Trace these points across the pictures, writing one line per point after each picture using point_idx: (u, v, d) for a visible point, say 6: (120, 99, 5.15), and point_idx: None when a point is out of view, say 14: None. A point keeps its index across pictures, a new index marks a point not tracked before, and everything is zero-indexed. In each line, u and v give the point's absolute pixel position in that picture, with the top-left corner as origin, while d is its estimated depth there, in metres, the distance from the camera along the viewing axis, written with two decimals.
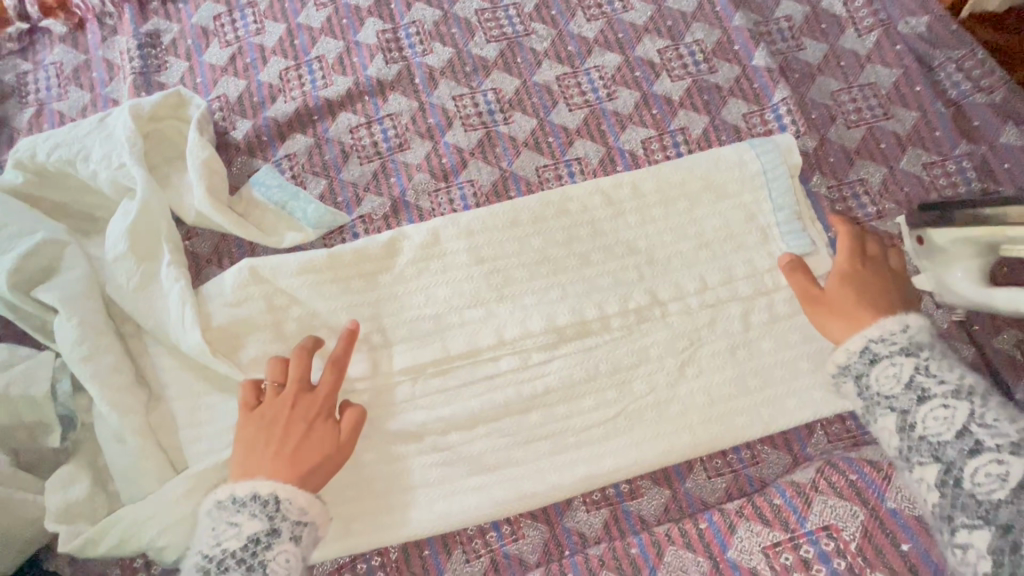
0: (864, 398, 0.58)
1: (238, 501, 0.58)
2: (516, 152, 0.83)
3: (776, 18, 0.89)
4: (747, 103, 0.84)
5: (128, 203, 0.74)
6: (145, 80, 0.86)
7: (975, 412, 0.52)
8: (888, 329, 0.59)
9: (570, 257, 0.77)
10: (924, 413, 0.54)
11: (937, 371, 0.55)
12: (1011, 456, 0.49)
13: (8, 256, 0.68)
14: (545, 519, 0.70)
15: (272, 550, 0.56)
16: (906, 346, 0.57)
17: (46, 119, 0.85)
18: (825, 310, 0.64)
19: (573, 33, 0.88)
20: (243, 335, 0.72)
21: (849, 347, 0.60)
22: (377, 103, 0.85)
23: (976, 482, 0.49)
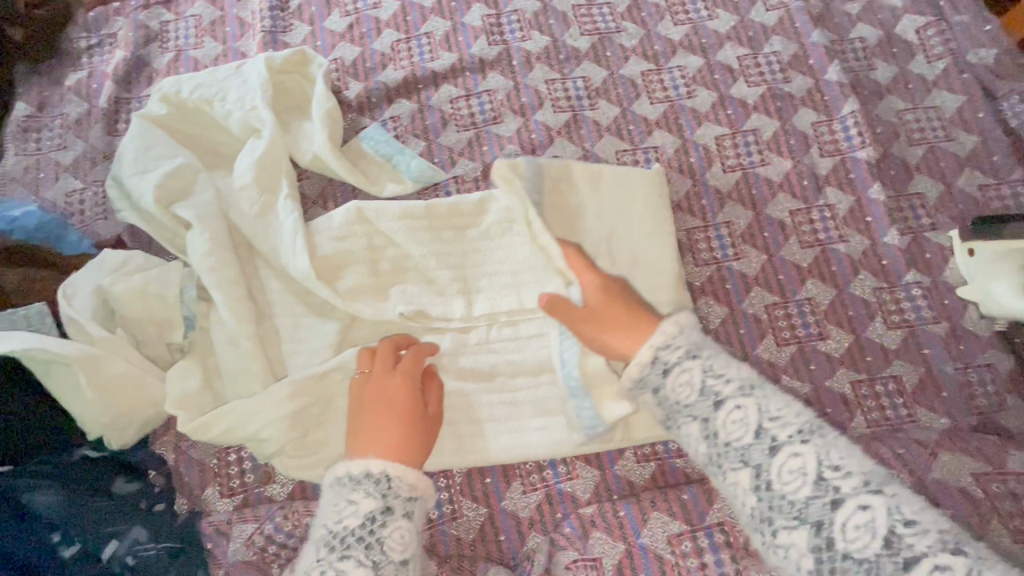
0: (666, 407, 0.60)
1: (353, 479, 0.61)
2: (598, 135, 0.91)
3: (851, 38, 0.95)
4: (817, 113, 0.91)
5: (257, 142, 0.83)
6: (273, 38, 0.96)
7: (763, 409, 0.56)
8: (671, 333, 0.61)
9: (644, 224, 0.81)
10: (722, 418, 0.56)
11: (721, 370, 0.58)
12: (801, 445, 0.53)
13: (155, 175, 0.79)
14: (598, 463, 0.77)
15: (388, 526, 0.59)
16: (688, 349, 0.60)
17: (182, 64, 0.95)
18: (609, 327, 0.67)
19: (660, 34, 0.96)
20: (344, 266, 0.81)
21: (640, 359, 0.61)
22: (477, 79, 0.93)
23: (784, 480, 0.53)
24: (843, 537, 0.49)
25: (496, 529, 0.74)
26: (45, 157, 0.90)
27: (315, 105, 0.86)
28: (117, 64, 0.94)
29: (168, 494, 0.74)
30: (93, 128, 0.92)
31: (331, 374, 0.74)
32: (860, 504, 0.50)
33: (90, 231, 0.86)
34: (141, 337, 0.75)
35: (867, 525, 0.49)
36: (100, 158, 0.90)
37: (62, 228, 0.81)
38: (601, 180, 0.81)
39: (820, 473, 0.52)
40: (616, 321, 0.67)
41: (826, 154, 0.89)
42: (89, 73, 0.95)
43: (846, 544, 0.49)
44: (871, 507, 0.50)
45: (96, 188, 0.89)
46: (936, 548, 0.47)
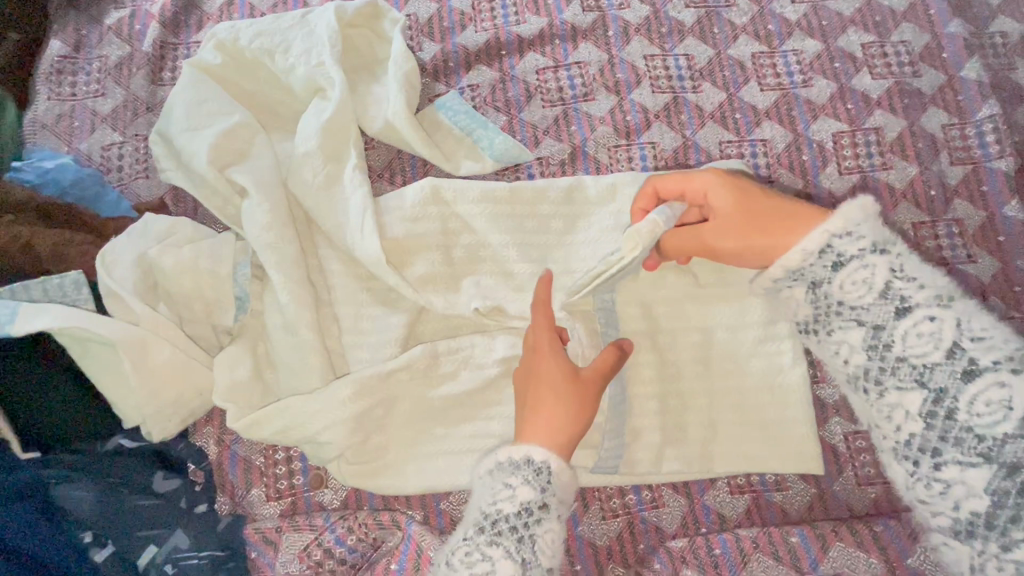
0: (819, 305, 0.52)
1: (513, 463, 0.53)
2: (700, 123, 0.81)
3: (991, 32, 0.84)
4: (949, 114, 0.81)
5: (325, 104, 0.73)
6: None
7: (897, 269, 0.49)
8: (852, 219, 0.51)
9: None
10: (844, 277, 0.51)
11: (983, 333, 0.47)
12: (940, 308, 0.48)
13: (210, 132, 0.69)
14: (686, 491, 0.69)
15: (542, 526, 0.51)
16: (874, 242, 0.50)
17: (236, 9, 0.85)
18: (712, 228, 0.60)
19: (775, 13, 0.85)
20: (414, 251, 0.71)
21: (805, 246, 0.52)
22: (567, 48, 0.83)
23: (909, 345, 0.48)
24: (968, 411, 0.45)
25: (572, 558, 0.66)
26: (81, 104, 0.80)
27: (391, 65, 0.76)
28: (163, 5, 0.84)
29: (210, 493, 0.66)
30: (135, 75, 0.82)
31: (397, 373, 0.65)
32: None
33: (130, 191, 0.77)
34: (187, 316, 0.67)
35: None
36: (142, 110, 0.81)
37: (100, 184, 0.73)
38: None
39: (891, 283, 0.49)
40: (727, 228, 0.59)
41: (957, 162, 0.79)
42: (131, 12, 0.85)
43: (970, 417, 0.45)
44: (940, 319, 0.47)
45: (137, 143, 0.79)
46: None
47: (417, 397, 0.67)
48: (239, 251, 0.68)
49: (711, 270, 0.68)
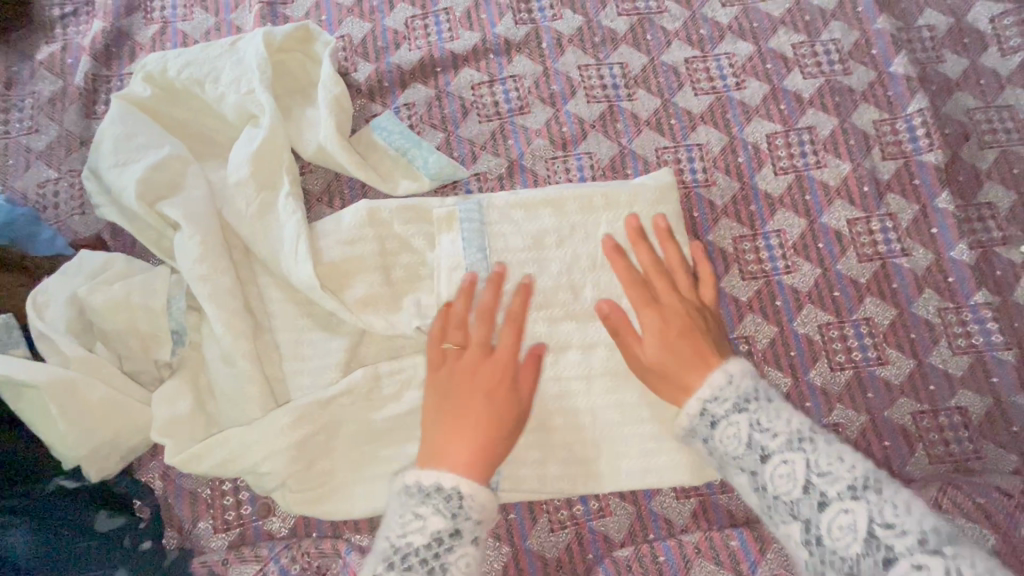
0: (715, 457, 0.52)
1: (422, 490, 0.53)
2: (636, 131, 0.81)
3: (919, 26, 0.86)
4: (880, 110, 0.82)
5: (257, 131, 0.73)
6: (272, 11, 0.85)
7: (756, 420, 0.50)
8: (717, 384, 0.52)
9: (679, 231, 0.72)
10: (720, 435, 0.51)
11: (768, 424, 0.49)
12: (795, 448, 0.48)
13: (138, 166, 0.69)
14: (632, 499, 0.69)
15: (455, 552, 0.50)
16: (736, 401, 0.51)
17: (169, 38, 0.85)
18: (675, 363, 0.58)
19: (706, 17, 0.86)
20: (352, 274, 0.71)
21: (686, 409, 0.53)
22: (502, 62, 0.83)
23: (775, 484, 0.48)
24: (827, 535, 0.45)
25: (521, 571, 0.67)
26: (14, 142, 0.80)
27: (324, 89, 0.75)
28: (94, 37, 0.84)
29: (155, 530, 0.66)
30: (68, 110, 0.81)
31: (339, 399, 0.66)
32: (843, 506, 0.45)
33: (67, 228, 0.77)
34: (125, 352, 0.67)
35: (851, 526, 0.44)
36: (76, 145, 0.80)
37: (33, 225, 0.71)
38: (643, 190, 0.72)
39: (755, 434, 0.49)
40: (666, 372, 0.59)
41: (889, 157, 0.80)
42: (62, 46, 0.84)
43: (829, 541, 0.45)
44: (793, 460, 0.47)
45: (72, 178, 0.79)
46: (845, 493, 0.45)
47: (360, 420, 0.67)
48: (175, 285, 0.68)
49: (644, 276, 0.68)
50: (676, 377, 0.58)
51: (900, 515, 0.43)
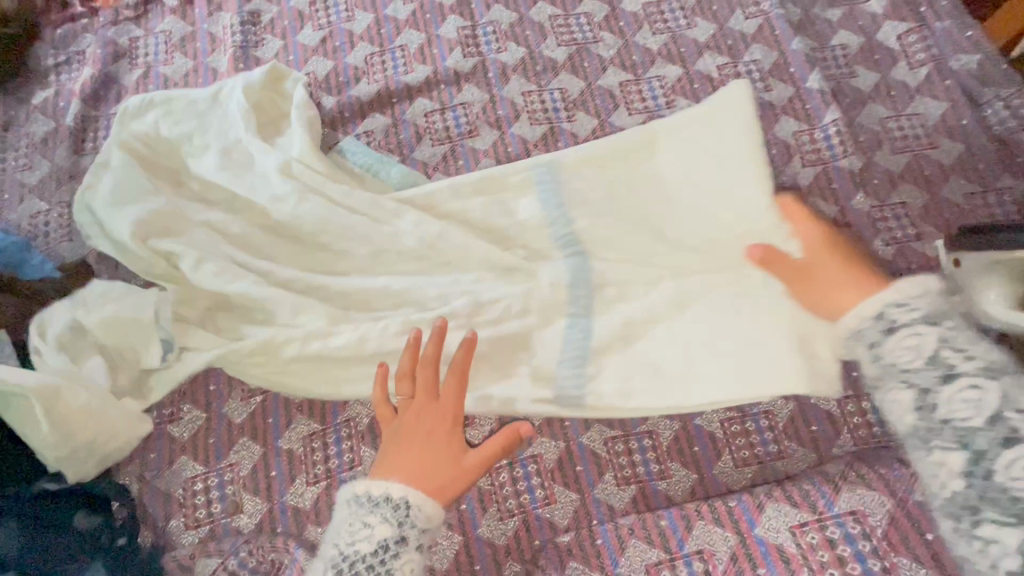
0: (878, 367, 0.55)
1: (371, 501, 0.57)
2: (576, 148, 0.89)
3: (832, 46, 0.94)
4: (799, 122, 0.89)
5: (235, 163, 0.81)
6: (244, 53, 0.94)
7: (889, 296, 0.54)
8: (907, 293, 0.54)
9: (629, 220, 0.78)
10: (894, 344, 0.53)
11: (964, 346, 0.52)
12: (930, 326, 0.53)
13: (135, 211, 0.76)
14: (577, 487, 0.74)
15: (400, 558, 0.55)
16: (930, 315, 0.53)
17: (152, 80, 0.93)
18: (837, 286, 0.61)
19: (638, 45, 0.95)
20: (337, 261, 0.77)
21: (862, 311, 0.55)
22: (452, 91, 0.92)
23: (898, 355, 0.53)
24: (946, 410, 0.51)
25: (471, 558, 0.71)
26: (11, 178, 0.88)
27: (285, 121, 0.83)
28: (84, 82, 0.92)
29: (131, 529, 0.71)
30: (59, 147, 0.90)
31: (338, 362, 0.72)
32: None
33: (55, 253, 0.84)
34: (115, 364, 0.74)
35: (975, 401, 0.50)
36: (65, 178, 0.88)
37: (24, 250, 0.79)
38: (582, 165, 0.80)
39: (897, 321, 0.54)
40: (813, 278, 0.63)
41: (808, 164, 0.87)
42: (56, 91, 0.93)
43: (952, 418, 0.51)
44: (924, 335, 0.53)
45: (61, 209, 0.86)
46: (980, 373, 0.51)
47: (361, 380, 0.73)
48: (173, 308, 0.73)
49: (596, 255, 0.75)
50: (824, 290, 0.62)
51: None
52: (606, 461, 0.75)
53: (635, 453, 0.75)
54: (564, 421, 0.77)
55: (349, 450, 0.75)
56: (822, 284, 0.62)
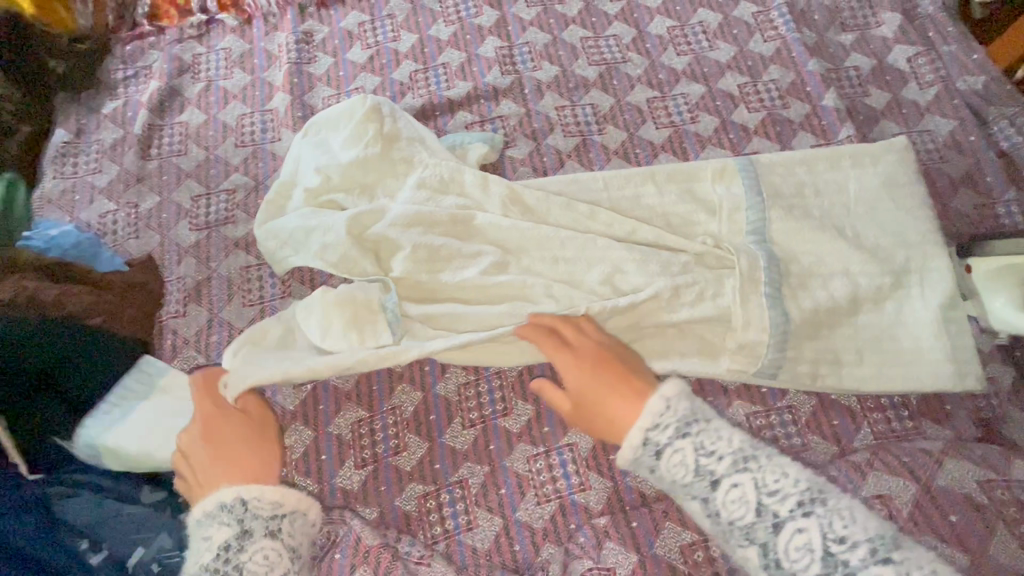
0: (663, 482, 0.56)
1: (210, 514, 0.59)
2: (607, 159, 0.95)
3: (845, 67, 1.01)
4: (816, 137, 0.95)
5: (332, 166, 0.87)
6: (299, 69, 1.02)
7: (699, 446, 0.54)
8: (657, 411, 0.56)
9: (695, 235, 0.88)
10: (668, 462, 0.55)
11: (712, 447, 0.54)
12: (722, 452, 0.54)
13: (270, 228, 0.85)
14: (610, 474, 0.78)
15: (247, 550, 0.57)
16: (678, 426, 0.55)
17: (213, 93, 1.01)
18: (610, 399, 0.62)
19: (663, 65, 1.02)
20: (432, 258, 0.82)
21: (631, 441, 0.56)
22: (491, 106, 0.99)
23: (728, 508, 0.53)
24: (786, 557, 0.50)
25: (510, 540, 0.75)
26: (82, 180, 0.95)
27: (374, 124, 0.88)
28: (150, 94, 1.00)
29: (187, 501, 0.75)
30: (127, 153, 0.97)
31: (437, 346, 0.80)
32: (798, 526, 0.50)
33: (122, 249, 0.90)
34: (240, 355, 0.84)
35: (806, 547, 0.49)
36: (132, 182, 0.95)
37: (96, 246, 0.87)
38: (777, 165, 0.89)
39: (698, 461, 0.54)
40: (597, 400, 0.63)
41: None
42: (124, 101, 1.01)
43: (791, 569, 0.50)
44: (742, 483, 0.53)
45: (128, 209, 0.93)
46: (795, 512, 0.51)
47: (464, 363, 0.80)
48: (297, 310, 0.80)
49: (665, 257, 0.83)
50: (604, 406, 0.63)
51: (779, 481, 0.52)
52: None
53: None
54: None
55: (394, 436, 0.80)
56: (607, 402, 0.63)
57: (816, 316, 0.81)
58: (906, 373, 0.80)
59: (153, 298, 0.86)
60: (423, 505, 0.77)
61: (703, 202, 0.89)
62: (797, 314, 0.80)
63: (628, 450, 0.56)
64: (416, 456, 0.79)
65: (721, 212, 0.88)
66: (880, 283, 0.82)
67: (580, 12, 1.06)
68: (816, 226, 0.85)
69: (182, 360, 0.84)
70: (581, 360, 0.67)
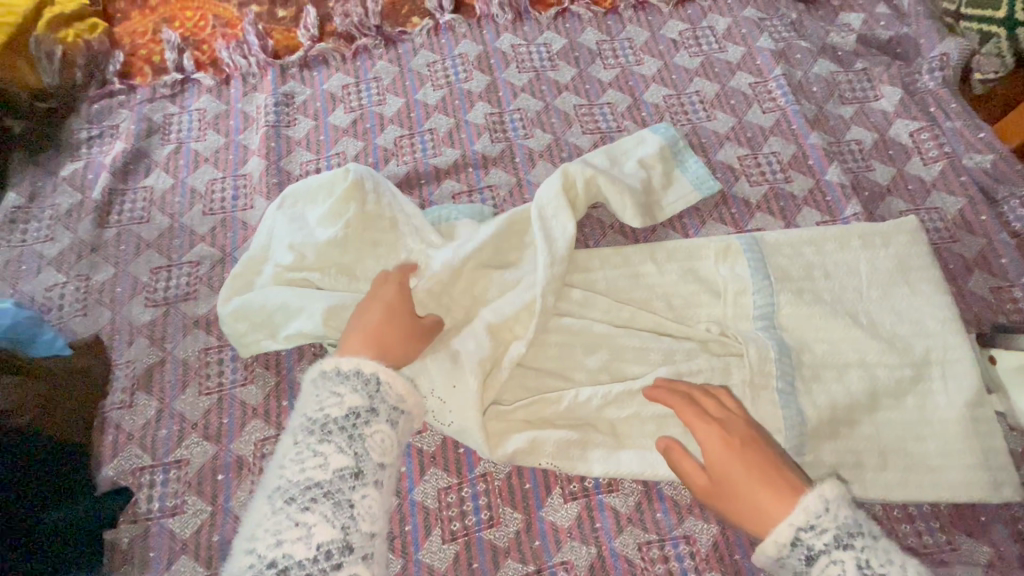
0: None
1: (341, 375, 0.58)
2: (602, 234, 0.90)
3: (847, 140, 0.97)
4: (820, 213, 0.91)
5: (308, 245, 0.81)
6: (277, 133, 0.96)
7: (863, 563, 0.53)
8: (814, 511, 0.55)
9: (698, 319, 0.81)
10: (819, 573, 0.54)
11: (881, 568, 0.52)
12: None
13: (235, 314, 0.78)
14: None
15: (357, 493, 0.54)
16: (837, 536, 0.54)
17: (183, 156, 0.95)
18: (754, 490, 0.59)
19: None
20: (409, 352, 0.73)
21: (777, 537, 0.56)
22: (480, 175, 0.93)
23: None
24: None
25: None
26: (31, 249, 0.87)
27: (355, 201, 0.83)
28: (115, 157, 0.93)
29: None
30: (84, 220, 0.89)
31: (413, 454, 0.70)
32: None
33: (67, 328, 0.82)
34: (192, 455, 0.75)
35: None
36: (86, 251, 0.87)
37: (38, 325, 0.77)
38: (782, 246, 0.84)
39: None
40: (730, 487, 0.61)
41: None
42: (85, 164, 0.94)
43: None
44: None
45: (78, 283, 0.85)
46: None
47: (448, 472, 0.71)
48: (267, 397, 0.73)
49: (664, 351, 0.77)
50: (744, 498, 0.59)
51: None
52: (641, 568, 0.70)
53: (673, 560, 0.70)
54: (596, 522, 0.72)
55: None
56: (756, 498, 0.59)
57: (833, 414, 0.74)
58: (933, 478, 0.72)
59: (93, 390, 0.76)
60: None
61: (707, 284, 0.83)
62: (811, 414, 0.73)
63: (772, 547, 0.56)
64: None
65: (725, 295, 0.82)
66: (900, 376, 0.76)
67: (573, 78, 1.03)
68: (828, 311, 0.79)
69: (124, 460, 0.74)
70: (732, 446, 0.62)
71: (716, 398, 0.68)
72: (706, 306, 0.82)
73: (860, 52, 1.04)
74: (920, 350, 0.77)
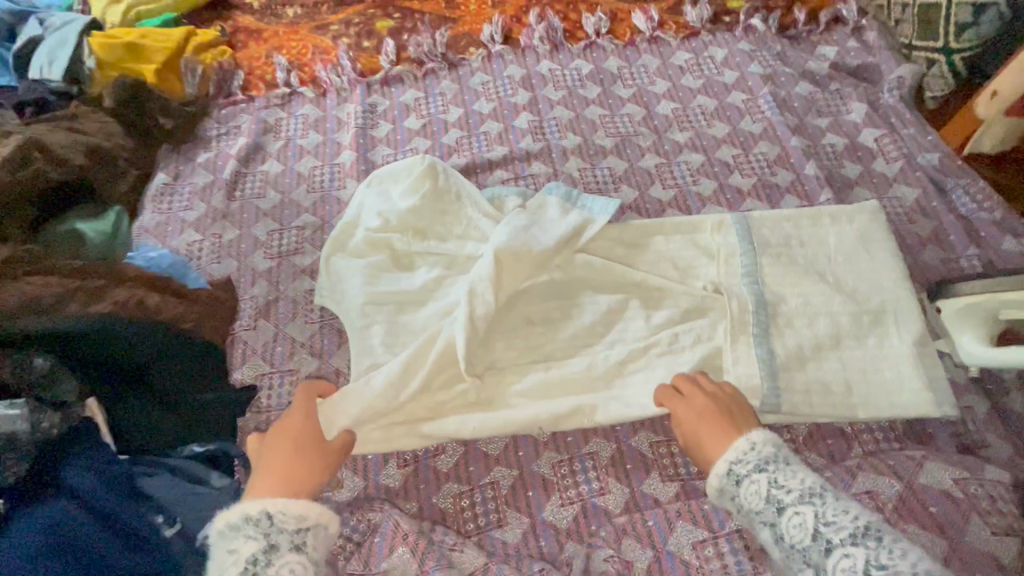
0: (744, 513, 0.70)
1: (231, 528, 0.65)
2: (622, 213, 1.12)
3: (823, 144, 1.19)
4: (800, 199, 1.12)
5: (393, 212, 1.04)
6: (364, 133, 1.22)
7: (774, 480, 0.69)
8: (741, 449, 0.72)
9: (698, 276, 1.02)
10: (744, 491, 0.70)
11: (784, 482, 0.68)
12: (807, 497, 0.66)
13: (337, 279, 1.00)
14: (627, 481, 0.87)
15: (273, 564, 0.63)
16: (756, 463, 0.70)
17: (291, 149, 1.21)
18: (707, 441, 0.77)
19: (669, 138, 1.21)
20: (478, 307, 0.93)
21: (717, 471, 0.73)
22: (524, 166, 1.17)
23: (750, 500, 0.69)
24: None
25: (538, 538, 0.82)
26: (175, 215, 1.12)
27: (429, 180, 1.06)
28: (239, 148, 1.19)
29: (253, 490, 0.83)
30: (216, 194, 1.14)
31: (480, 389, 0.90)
32: (846, 552, 0.62)
33: (205, 273, 1.05)
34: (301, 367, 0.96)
35: (804, 526, 0.65)
36: (218, 217, 1.12)
37: (186, 268, 1.02)
38: (767, 220, 1.05)
39: (770, 489, 0.68)
40: (700, 445, 0.78)
41: None
42: (216, 153, 1.20)
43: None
44: (804, 512, 0.66)
45: (213, 240, 1.09)
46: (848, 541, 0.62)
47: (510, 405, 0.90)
48: (350, 318, 0.96)
49: (670, 299, 0.98)
50: (706, 452, 0.76)
51: (838, 515, 0.64)
52: (652, 460, 0.88)
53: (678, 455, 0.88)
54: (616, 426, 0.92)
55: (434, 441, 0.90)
56: (709, 448, 0.76)
57: (805, 345, 0.93)
58: (890, 398, 0.90)
59: (231, 314, 0.99)
60: (458, 503, 0.86)
61: (707, 249, 1.04)
62: (783, 348, 0.93)
63: (715, 479, 0.72)
64: (452, 459, 0.89)
65: (719, 257, 1.02)
66: (861, 319, 0.95)
67: (599, 95, 1.28)
68: (800, 270, 0.99)
69: (250, 368, 0.96)
70: (694, 414, 0.80)
71: (695, 381, 0.85)
72: (706, 265, 1.03)
73: (834, 76, 1.28)
74: (879, 300, 0.97)
